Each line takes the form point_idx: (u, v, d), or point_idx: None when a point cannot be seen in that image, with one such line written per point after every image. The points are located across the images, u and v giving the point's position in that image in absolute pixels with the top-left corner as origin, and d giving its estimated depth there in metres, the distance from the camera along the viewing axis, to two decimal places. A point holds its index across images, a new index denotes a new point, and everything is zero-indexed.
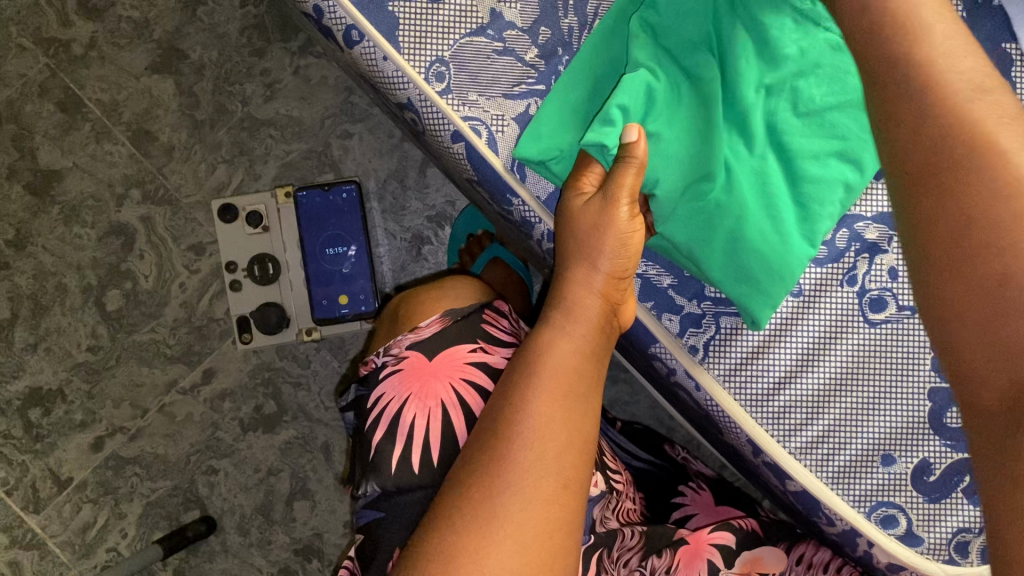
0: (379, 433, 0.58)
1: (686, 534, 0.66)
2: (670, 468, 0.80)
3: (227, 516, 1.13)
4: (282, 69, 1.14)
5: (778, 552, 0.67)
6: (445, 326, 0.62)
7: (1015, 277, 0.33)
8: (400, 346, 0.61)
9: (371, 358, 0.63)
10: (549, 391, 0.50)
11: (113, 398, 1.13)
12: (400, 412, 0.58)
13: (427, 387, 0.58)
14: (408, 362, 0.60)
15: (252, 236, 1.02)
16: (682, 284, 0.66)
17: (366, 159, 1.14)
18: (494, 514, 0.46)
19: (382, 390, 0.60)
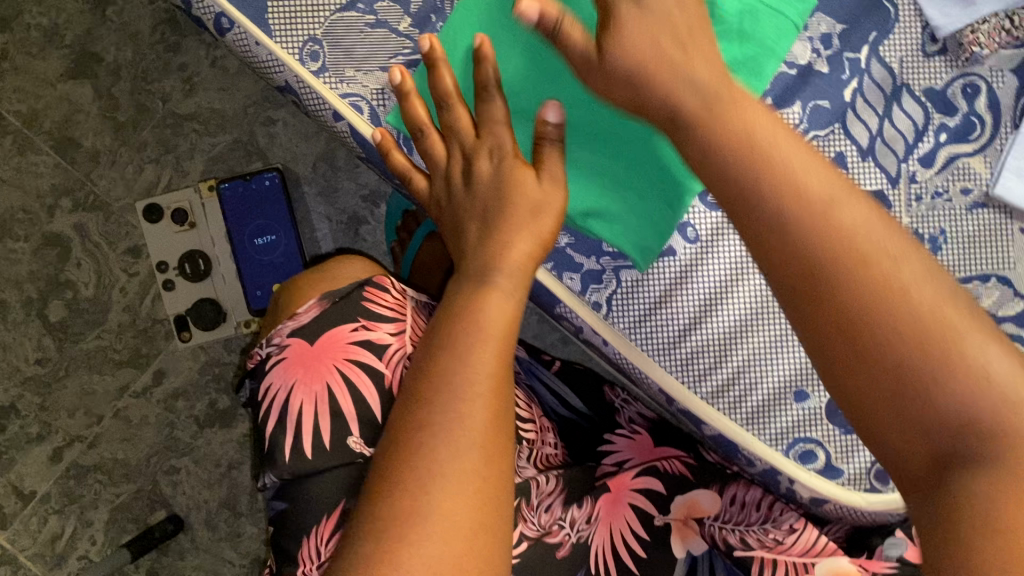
0: (269, 423, 0.58)
1: (609, 482, 0.67)
2: (597, 413, 0.76)
3: (193, 513, 1.14)
4: (199, 63, 1.13)
5: (713, 492, 0.68)
6: (323, 309, 0.60)
7: (846, 299, 0.43)
8: (280, 335, 0.60)
9: (255, 350, 0.62)
10: (469, 344, 0.50)
11: (66, 408, 1.13)
12: (286, 401, 0.58)
13: (311, 372, 0.58)
14: (289, 352, 0.59)
15: (181, 234, 1.02)
16: (580, 242, 0.65)
17: (292, 144, 1.13)
18: (423, 478, 0.46)
19: (268, 381, 0.59)
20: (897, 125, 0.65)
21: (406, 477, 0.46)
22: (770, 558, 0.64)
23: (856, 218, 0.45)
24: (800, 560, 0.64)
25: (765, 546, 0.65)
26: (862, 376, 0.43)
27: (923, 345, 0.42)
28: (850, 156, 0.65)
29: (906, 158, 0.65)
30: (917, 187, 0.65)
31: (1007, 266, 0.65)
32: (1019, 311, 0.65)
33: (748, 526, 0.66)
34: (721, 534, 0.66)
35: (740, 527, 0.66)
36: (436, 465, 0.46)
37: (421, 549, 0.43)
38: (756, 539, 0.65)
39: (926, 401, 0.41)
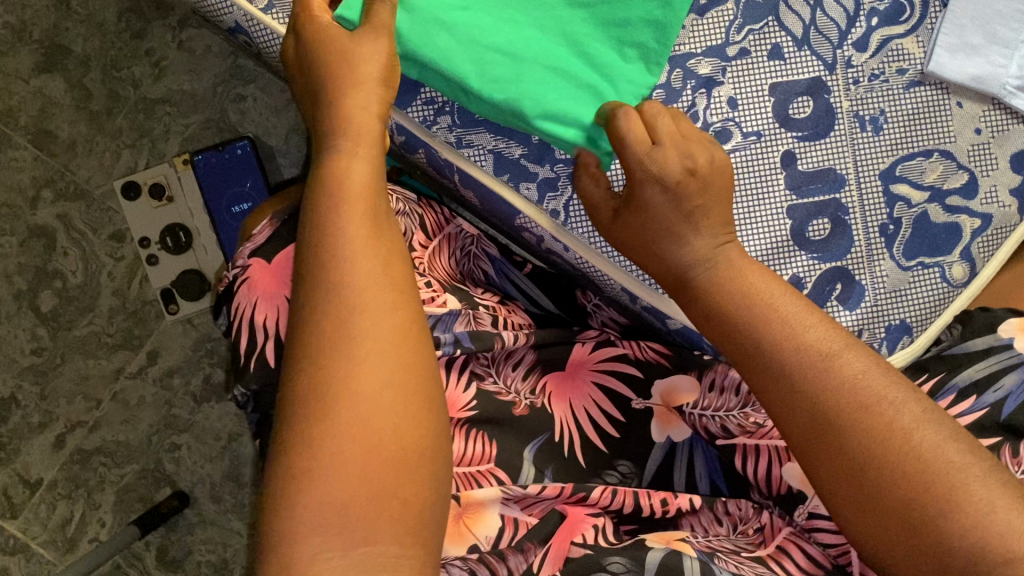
0: (240, 339, 0.62)
1: (567, 363, 0.70)
2: (570, 316, 0.77)
3: (198, 487, 1.16)
4: (166, 46, 1.15)
5: (692, 377, 0.69)
6: (275, 228, 0.66)
7: (763, 351, 0.50)
8: (242, 257, 0.65)
9: (224, 276, 0.67)
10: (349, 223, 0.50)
11: (65, 394, 1.16)
12: (252, 316, 0.62)
13: (270, 287, 0.62)
14: (252, 269, 0.64)
15: (159, 209, 1.04)
16: (533, 152, 0.67)
17: (263, 117, 1.16)
18: (337, 367, 0.46)
19: (236, 300, 0.63)
20: (829, 13, 0.67)
21: (300, 436, 0.45)
22: (751, 443, 0.65)
23: (814, 331, 0.49)
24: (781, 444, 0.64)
25: (745, 431, 0.66)
26: (800, 410, 0.47)
27: (825, 369, 0.48)
28: (786, 47, 0.67)
29: (840, 44, 0.67)
30: (853, 71, 0.67)
31: (947, 140, 0.67)
32: (963, 183, 0.67)
33: (728, 412, 0.67)
34: (705, 423, 0.67)
35: (720, 413, 0.67)
36: (328, 422, 0.45)
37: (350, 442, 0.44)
38: (736, 423, 0.66)
39: (857, 451, 0.45)
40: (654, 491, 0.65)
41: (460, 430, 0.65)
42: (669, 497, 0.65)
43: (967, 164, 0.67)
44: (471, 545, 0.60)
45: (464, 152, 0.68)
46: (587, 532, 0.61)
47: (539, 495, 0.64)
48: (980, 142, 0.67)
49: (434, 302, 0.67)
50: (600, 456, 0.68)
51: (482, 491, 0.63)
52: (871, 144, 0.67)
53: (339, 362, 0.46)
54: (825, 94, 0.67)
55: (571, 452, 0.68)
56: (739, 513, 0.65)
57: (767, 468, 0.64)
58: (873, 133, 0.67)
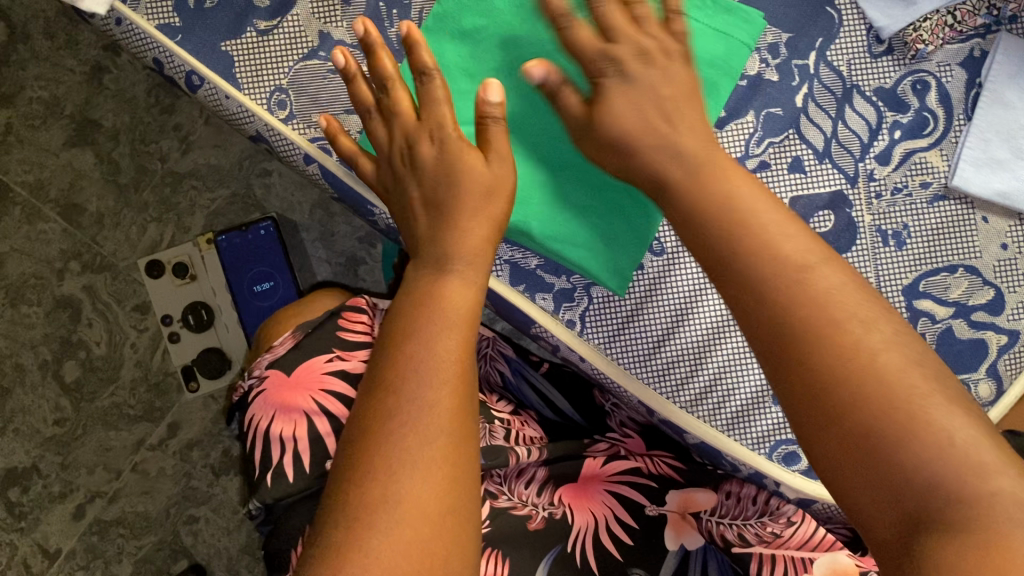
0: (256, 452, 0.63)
1: (579, 473, 0.70)
2: (589, 421, 0.78)
3: (215, 560, 1.16)
4: (194, 122, 1.17)
5: (710, 491, 0.70)
6: (296, 341, 0.65)
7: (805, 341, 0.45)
8: (260, 368, 0.65)
9: (240, 383, 0.67)
10: (428, 328, 0.53)
11: (86, 465, 1.16)
12: (268, 430, 0.63)
13: (289, 400, 0.62)
14: (270, 380, 0.64)
15: (182, 287, 1.05)
16: (549, 263, 0.67)
17: (288, 193, 1.17)
18: (385, 481, 0.47)
19: (252, 411, 0.64)
20: (851, 126, 0.66)
21: (336, 543, 0.46)
22: (768, 552, 0.66)
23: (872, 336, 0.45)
24: (800, 556, 0.65)
25: (763, 541, 0.67)
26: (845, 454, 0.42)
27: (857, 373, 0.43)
28: (808, 160, 0.66)
29: (862, 157, 0.66)
30: (876, 185, 0.66)
31: (972, 256, 0.65)
32: (989, 299, 0.65)
33: (744, 520, 0.68)
34: (719, 530, 0.68)
35: (736, 522, 0.68)
36: (368, 538, 0.45)
37: (377, 558, 0.45)
38: (752, 533, 0.67)
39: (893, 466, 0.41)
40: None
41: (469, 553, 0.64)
42: None
43: (993, 279, 0.65)
44: None
45: None
46: None
47: None
48: (1006, 258, 0.65)
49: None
50: (614, 565, 0.65)
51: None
52: (893, 258, 0.66)
53: (390, 474, 0.47)
54: (847, 208, 0.66)
55: (584, 561, 0.65)
56: None
57: None
58: (896, 249, 0.66)
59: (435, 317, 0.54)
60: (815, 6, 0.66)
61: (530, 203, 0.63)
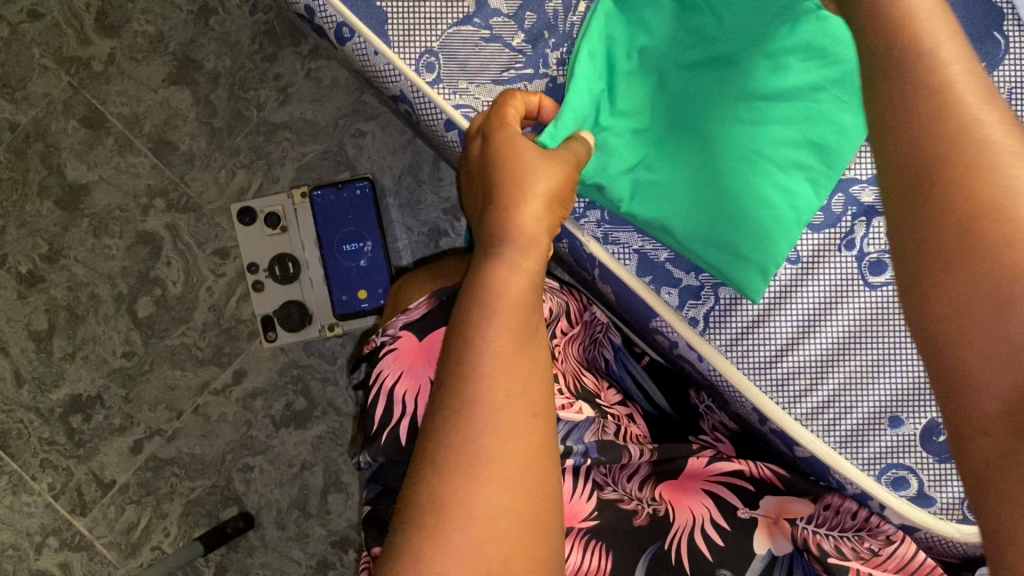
0: (374, 404, 0.66)
1: (679, 471, 0.69)
2: (682, 417, 0.77)
3: (264, 511, 1.16)
4: (294, 73, 1.17)
5: (807, 501, 0.68)
6: (430, 306, 0.69)
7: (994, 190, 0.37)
8: (393, 327, 0.69)
9: (372, 338, 0.71)
10: (499, 326, 0.51)
11: (149, 401, 1.17)
12: (391, 386, 0.66)
13: (418, 365, 0.66)
14: (401, 342, 0.68)
15: (272, 237, 1.05)
16: (679, 258, 0.67)
17: (380, 155, 1.16)
18: (460, 498, 0.47)
19: (378, 366, 0.67)
20: None
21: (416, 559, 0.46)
22: (866, 570, 0.63)
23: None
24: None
25: (861, 557, 0.64)
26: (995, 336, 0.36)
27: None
28: None
29: None
30: None
31: None
32: None
33: (841, 533, 0.66)
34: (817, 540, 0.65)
35: (834, 533, 0.66)
36: (447, 556, 0.46)
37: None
38: (850, 547, 0.65)
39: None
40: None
41: (570, 541, 0.65)
42: None
43: None
44: None
45: (609, 249, 0.68)
46: None
47: None
48: None
49: (570, 409, 0.67)
50: (703, 563, 0.64)
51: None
52: None
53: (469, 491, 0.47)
54: None
55: (677, 558, 0.64)
56: None
57: None
58: None
59: (498, 312, 0.52)
60: (982, 30, 0.68)
61: (673, 208, 0.64)
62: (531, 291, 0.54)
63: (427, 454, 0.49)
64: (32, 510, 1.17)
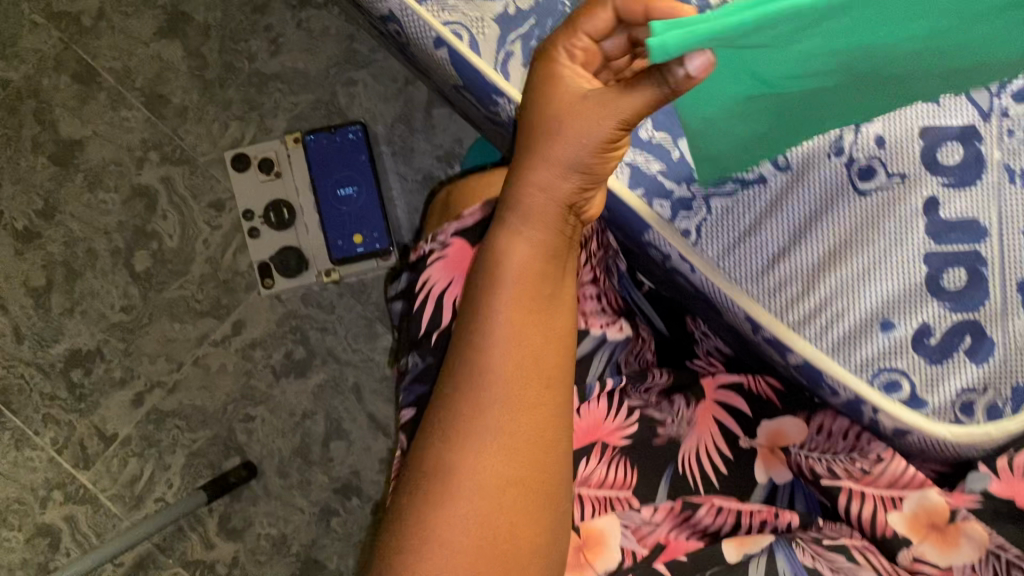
0: (427, 312, 0.66)
1: (699, 391, 0.71)
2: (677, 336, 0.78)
3: (267, 460, 1.17)
4: (285, 24, 1.17)
5: (801, 421, 0.68)
6: (484, 213, 0.67)
7: None
8: (444, 234, 0.67)
9: (419, 245, 0.69)
10: (510, 303, 0.53)
11: (149, 354, 1.18)
12: (447, 294, 0.66)
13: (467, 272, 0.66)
14: (451, 250, 0.67)
15: (265, 183, 1.05)
16: (670, 169, 0.69)
17: (372, 104, 1.16)
18: (462, 468, 0.50)
19: (431, 273, 0.66)
20: None
21: (423, 520, 0.50)
22: (857, 489, 0.62)
23: None
24: (888, 494, 0.61)
25: (852, 477, 0.62)
26: None
27: None
28: None
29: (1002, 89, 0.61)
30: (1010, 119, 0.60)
31: None
32: None
33: (833, 455, 0.65)
34: (810, 465, 0.65)
35: (826, 456, 0.65)
36: (449, 522, 0.49)
37: (457, 541, 0.49)
38: (842, 467, 0.63)
39: None
40: (757, 510, 0.65)
41: (598, 455, 0.68)
42: (770, 516, 0.65)
43: None
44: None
45: None
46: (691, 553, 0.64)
47: (650, 520, 0.66)
48: None
49: (613, 327, 0.73)
50: (708, 484, 0.67)
51: (601, 520, 0.65)
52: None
53: (472, 461, 0.50)
54: (977, 142, 0.61)
55: (697, 483, 0.67)
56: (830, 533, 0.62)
57: (872, 513, 0.60)
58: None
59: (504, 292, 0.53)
60: None
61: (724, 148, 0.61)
62: (543, 264, 0.54)
63: (439, 424, 0.52)
64: (35, 465, 1.17)
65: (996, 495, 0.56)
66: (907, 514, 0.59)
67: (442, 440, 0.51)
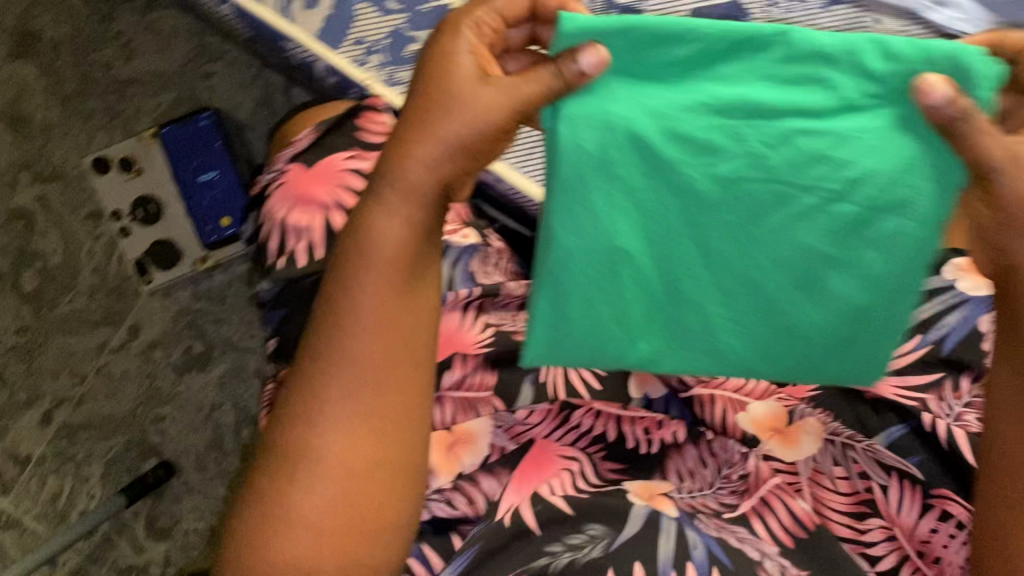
0: (270, 235, 0.69)
1: None
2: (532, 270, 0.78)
3: (183, 457, 1.18)
4: (134, 28, 1.18)
5: None
6: (316, 136, 0.72)
7: None
8: (280, 161, 0.71)
9: (261, 178, 0.74)
10: (375, 285, 0.49)
11: (50, 371, 1.19)
12: (283, 215, 0.68)
13: (308, 192, 0.68)
14: (291, 174, 0.70)
15: (129, 181, 1.18)
16: None
17: (231, 93, 1.18)
18: (313, 444, 0.49)
19: (270, 199, 0.70)
20: None
21: (270, 485, 0.49)
22: (707, 392, 0.67)
23: None
24: (737, 396, 0.67)
25: (701, 381, 0.68)
26: None
27: None
28: None
29: None
30: None
31: None
32: None
33: None
34: (677, 375, 0.68)
35: None
36: (301, 495, 0.48)
37: (310, 512, 0.48)
38: (693, 376, 0.68)
39: None
40: (639, 418, 0.67)
41: (458, 363, 0.69)
42: (652, 426, 0.67)
43: None
44: (456, 473, 0.63)
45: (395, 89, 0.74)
46: (559, 474, 0.63)
47: (525, 421, 0.67)
48: None
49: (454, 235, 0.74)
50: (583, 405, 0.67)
51: (473, 421, 0.66)
52: None
53: (321, 437, 0.49)
54: None
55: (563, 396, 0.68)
56: (723, 455, 0.65)
57: (722, 416, 0.66)
58: None
59: (369, 273, 0.49)
60: None
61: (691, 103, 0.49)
62: (412, 246, 0.50)
63: (292, 398, 0.50)
64: None
65: (832, 383, 0.66)
66: (752, 415, 0.66)
67: (295, 411, 0.50)
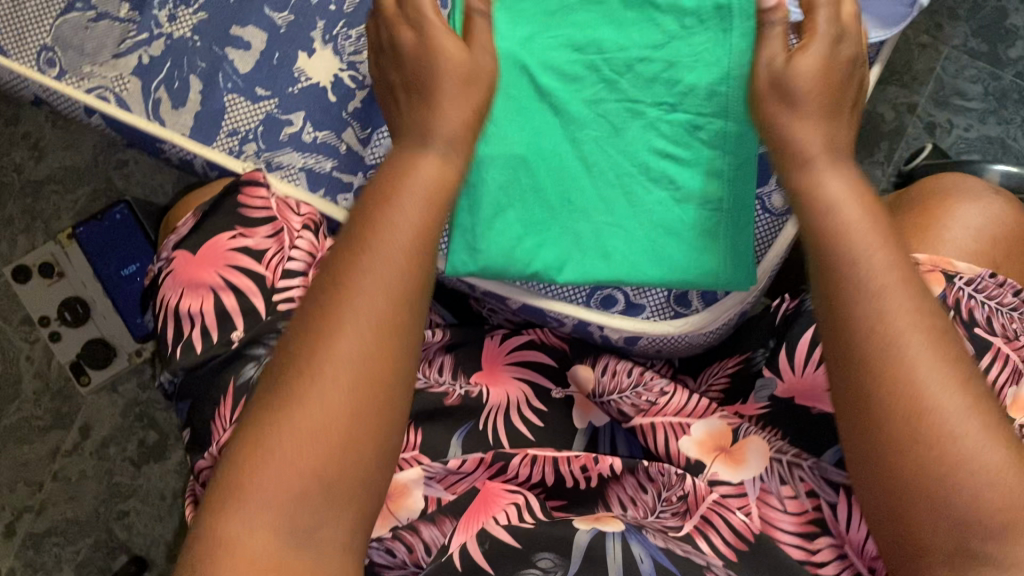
0: (164, 329, 0.64)
1: (482, 364, 0.71)
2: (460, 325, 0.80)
3: (153, 549, 1.16)
4: (40, 127, 1.17)
5: (585, 366, 0.71)
6: (196, 218, 0.67)
7: None
8: (165, 249, 0.67)
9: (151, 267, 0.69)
10: (364, 296, 0.47)
11: (7, 483, 1.17)
12: (175, 305, 0.64)
13: (195, 276, 0.64)
14: (177, 260, 0.65)
15: (52, 286, 1.15)
16: (343, 163, 0.74)
17: (148, 177, 1.17)
18: (272, 444, 0.44)
19: (162, 292, 0.66)
20: None
21: (220, 485, 0.44)
22: (645, 421, 0.65)
23: None
24: (677, 421, 0.64)
25: (639, 411, 0.66)
26: None
27: None
28: None
29: None
30: None
31: None
32: None
33: (621, 394, 0.67)
34: (615, 405, 0.67)
35: (618, 395, 0.67)
36: (247, 494, 0.43)
37: (254, 518, 0.42)
38: (630, 404, 0.66)
39: None
40: (574, 457, 0.62)
41: None
42: (588, 462, 0.62)
43: None
44: (392, 527, 0.58)
45: (277, 174, 0.75)
46: (506, 508, 0.58)
47: (459, 471, 0.62)
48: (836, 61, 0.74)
49: None
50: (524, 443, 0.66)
51: (405, 475, 0.61)
52: None
53: (284, 438, 0.44)
54: None
55: (495, 437, 0.66)
56: (661, 479, 0.61)
57: (664, 442, 0.64)
58: None
59: (357, 285, 0.47)
60: None
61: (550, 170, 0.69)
62: (401, 272, 0.48)
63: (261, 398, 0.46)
64: None
65: (778, 397, 0.63)
66: (695, 437, 0.63)
67: (261, 411, 0.45)
